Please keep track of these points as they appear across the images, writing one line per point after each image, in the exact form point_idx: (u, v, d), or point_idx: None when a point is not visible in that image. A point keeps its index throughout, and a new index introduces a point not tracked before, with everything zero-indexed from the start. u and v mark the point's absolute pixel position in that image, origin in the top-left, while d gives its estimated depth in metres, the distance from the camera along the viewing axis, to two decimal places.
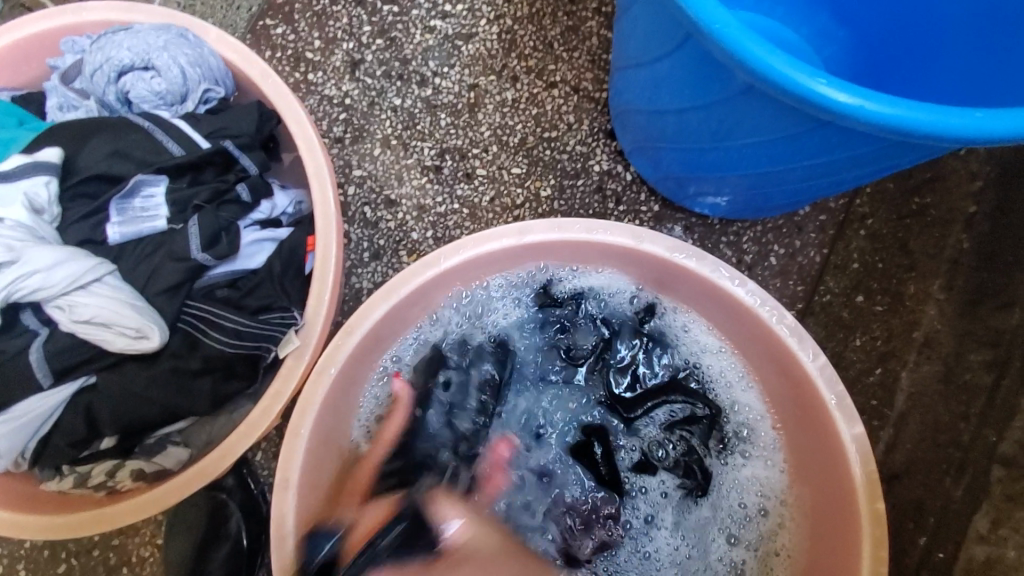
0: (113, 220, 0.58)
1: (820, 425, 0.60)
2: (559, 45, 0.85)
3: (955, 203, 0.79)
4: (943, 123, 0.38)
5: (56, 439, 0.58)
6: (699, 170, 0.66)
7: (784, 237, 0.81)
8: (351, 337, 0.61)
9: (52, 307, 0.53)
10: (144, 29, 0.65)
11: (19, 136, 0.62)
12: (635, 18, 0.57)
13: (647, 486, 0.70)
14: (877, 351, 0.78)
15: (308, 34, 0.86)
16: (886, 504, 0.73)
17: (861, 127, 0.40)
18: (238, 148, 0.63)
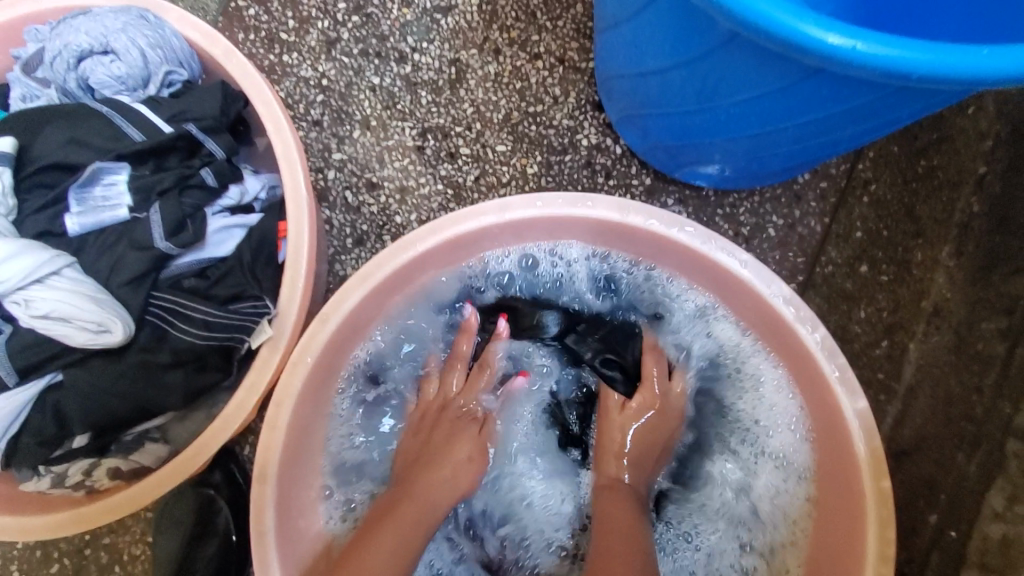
0: (72, 210, 0.56)
1: (821, 402, 0.57)
2: (543, 14, 0.81)
3: (965, 164, 0.75)
4: (944, 63, 0.34)
5: (27, 438, 0.56)
6: (688, 137, 0.62)
7: (782, 208, 0.77)
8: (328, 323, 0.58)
9: (9, 303, 0.51)
10: (102, 12, 0.62)
11: None
12: None
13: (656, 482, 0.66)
14: (883, 323, 0.74)
15: (281, 14, 0.83)
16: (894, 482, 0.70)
17: (853, 72, 0.36)
18: (203, 132, 0.60)
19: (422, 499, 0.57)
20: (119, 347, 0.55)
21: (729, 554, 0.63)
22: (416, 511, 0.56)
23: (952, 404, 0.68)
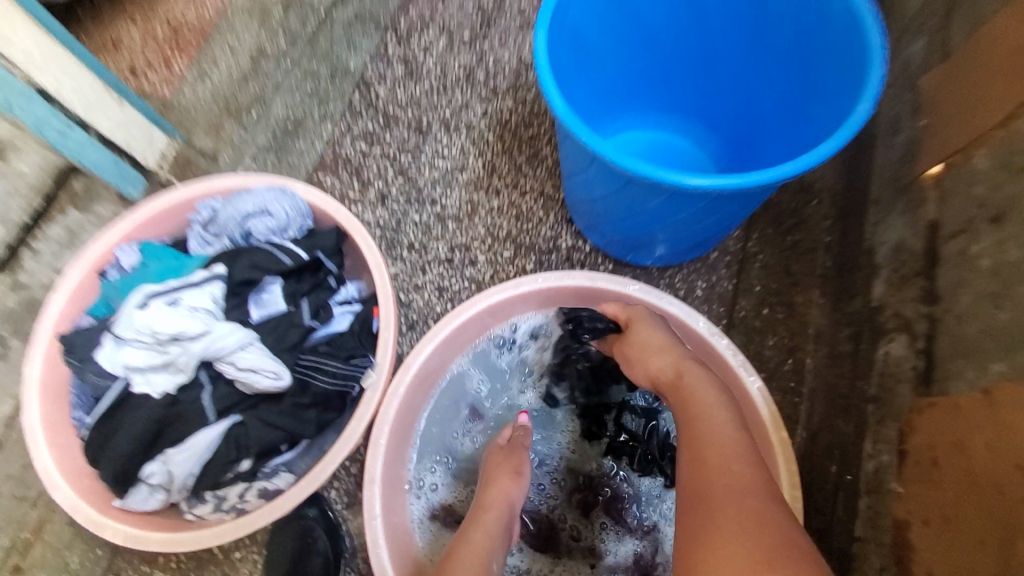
0: (254, 307, 0.87)
1: (737, 387, 0.89)
2: (525, 166, 1.24)
3: (815, 238, 1.14)
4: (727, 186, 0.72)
5: (211, 463, 0.82)
6: (628, 233, 1.00)
7: (702, 276, 1.14)
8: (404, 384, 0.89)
9: (223, 363, 0.81)
10: (259, 190, 0.99)
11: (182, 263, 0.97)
12: (565, 148, 0.93)
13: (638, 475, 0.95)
14: (786, 346, 1.08)
15: (349, 181, 1.27)
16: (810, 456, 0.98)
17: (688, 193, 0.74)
18: (326, 256, 0.96)
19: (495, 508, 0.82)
20: (281, 392, 0.84)
21: None
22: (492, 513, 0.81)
23: (842, 393, 0.95)
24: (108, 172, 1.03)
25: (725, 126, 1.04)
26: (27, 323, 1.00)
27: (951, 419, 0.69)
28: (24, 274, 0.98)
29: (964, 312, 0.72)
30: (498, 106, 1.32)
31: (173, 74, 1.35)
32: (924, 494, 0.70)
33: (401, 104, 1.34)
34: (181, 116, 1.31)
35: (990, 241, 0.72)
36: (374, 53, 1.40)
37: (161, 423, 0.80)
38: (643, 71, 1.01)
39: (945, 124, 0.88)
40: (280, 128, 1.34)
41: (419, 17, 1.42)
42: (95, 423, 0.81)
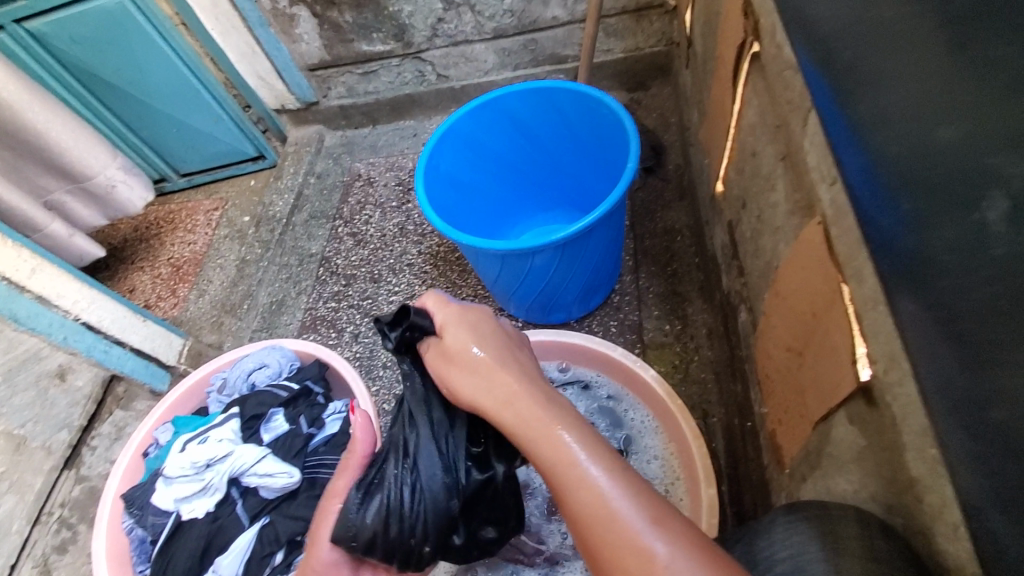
0: (265, 432, 1.14)
1: (639, 380, 1.14)
2: (460, 281, 1.62)
3: (686, 263, 1.45)
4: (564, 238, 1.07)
5: (251, 561, 1.03)
6: (532, 299, 1.31)
7: (611, 316, 1.43)
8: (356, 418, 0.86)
9: (247, 476, 1.05)
10: (256, 351, 1.29)
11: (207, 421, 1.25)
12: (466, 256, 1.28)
13: None
14: (691, 348, 1.32)
15: (328, 333, 1.62)
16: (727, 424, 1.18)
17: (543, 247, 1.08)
18: (315, 383, 1.24)
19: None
20: (296, 488, 1.07)
21: None
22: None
23: (733, 366, 1.19)
24: (142, 374, 1.34)
25: (580, 206, 1.41)
26: (90, 509, 1.21)
27: (766, 341, 0.93)
28: (85, 467, 1.22)
29: (751, 269, 1.01)
30: (429, 246, 1.72)
31: (179, 298, 1.80)
32: (774, 403, 0.93)
33: (355, 265, 1.74)
34: (190, 324, 1.73)
35: (746, 220, 1.03)
36: (329, 238, 1.82)
37: (208, 537, 1.03)
38: (510, 186, 1.39)
39: (715, 158, 1.25)
40: (267, 311, 1.69)
41: (357, 204, 1.88)
42: (155, 557, 1.03)
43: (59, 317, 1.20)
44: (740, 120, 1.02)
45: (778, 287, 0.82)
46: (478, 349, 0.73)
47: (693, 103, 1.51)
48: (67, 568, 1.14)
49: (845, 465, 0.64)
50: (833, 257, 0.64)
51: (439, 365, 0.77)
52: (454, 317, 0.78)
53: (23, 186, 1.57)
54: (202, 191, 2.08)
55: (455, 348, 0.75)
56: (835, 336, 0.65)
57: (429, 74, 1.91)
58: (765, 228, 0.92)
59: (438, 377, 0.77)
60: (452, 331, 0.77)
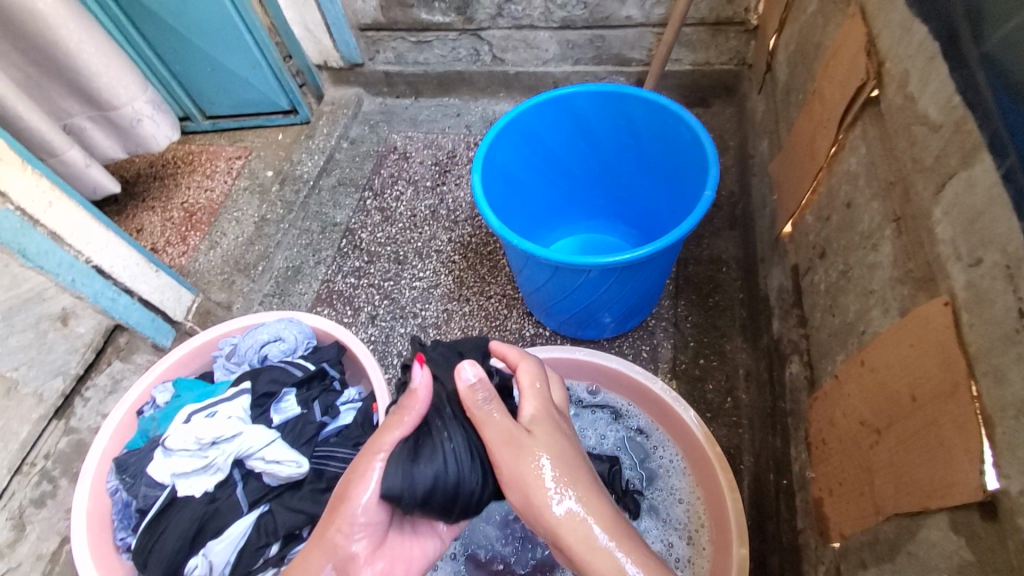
0: (274, 413, 1.07)
1: (675, 418, 1.07)
2: (489, 277, 1.55)
3: (730, 297, 1.39)
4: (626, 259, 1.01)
5: (245, 549, 0.96)
6: (570, 312, 1.23)
7: (645, 340, 1.37)
8: (418, 385, 0.80)
9: (253, 460, 0.99)
10: (272, 322, 1.21)
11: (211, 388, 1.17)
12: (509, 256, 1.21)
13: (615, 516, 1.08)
14: (724, 387, 1.27)
15: (344, 310, 1.54)
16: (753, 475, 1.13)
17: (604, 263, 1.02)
18: (331, 366, 1.17)
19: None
20: (302, 478, 1.00)
21: (664, 536, 1.04)
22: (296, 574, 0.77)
23: (771, 416, 1.13)
24: (145, 327, 1.27)
25: (632, 220, 1.33)
26: (75, 463, 1.13)
27: (827, 405, 0.87)
28: (75, 419, 1.14)
29: (819, 323, 0.95)
30: (460, 235, 1.64)
31: (189, 247, 1.67)
32: (826, 471, 0.86)
33: (381, 242, 1.66)
34: (198, 277, 1.60)
35: (821, 270, 0.97)
36: (356, 209, 1.74)
37: (202, 517, 0.96)
38: (562, 190, 1.30)
39: (785, 196, 1.19)
40: (282, 277, 1.61)
41: (389, 178, 1.79)
42: (143, 530, 0.97)
43: (69, 257, 1.12)
44: (834, 164, 0.96)
45: (866, 356, 0.76)
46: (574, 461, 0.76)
47: (762, 132, 1.44)
48: (44, 523, 1.06)
49: (934, 571, 0.60)
50: (956, 345, 0.59)
51: (518, 458, 0.74)
52: (544, 415, 0.80)
53: (44, 106, 1.47)
54: (226, 137, 1.97)
55: (548, 454, 0.75)
56: (944, 429, 0.59)
57: (485, 54, 1.82)
58: (850, 287, 0.86)
59: (510, 472, 0.75)
60: (546, 428, 0.78)
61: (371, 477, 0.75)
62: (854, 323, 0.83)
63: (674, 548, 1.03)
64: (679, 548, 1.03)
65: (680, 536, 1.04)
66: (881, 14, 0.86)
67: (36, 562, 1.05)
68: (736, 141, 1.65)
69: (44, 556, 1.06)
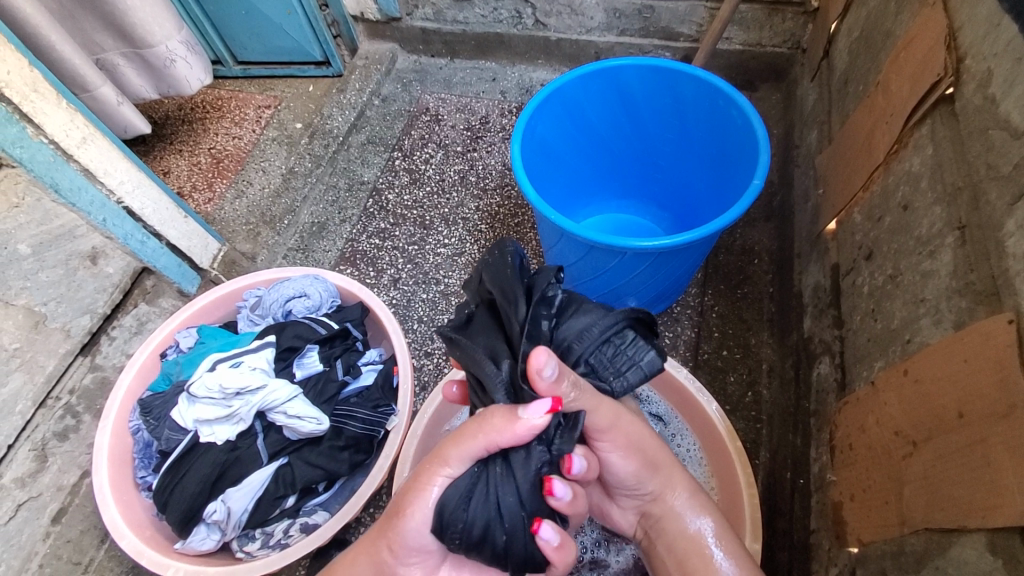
0: (297, 368, 1.08)
1: (697, 407, 1.06)
2: (515, 249, 1.53)
3: (760, 289, 1.36)
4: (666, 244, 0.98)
5: (263, 498, 0.99)
6: (598, 292, 1.21)
7: (668, 327, 1.34)
8: (523, 418, 0.67)
9: (276, 413, 0.99)
10: (298, 277, 1.20)
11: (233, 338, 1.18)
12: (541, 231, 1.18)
13: None
14: (746, 380, 1.25)
15: (366, 270, 1.54)
16: (766, 470, 1.13)
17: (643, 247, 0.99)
18: (354, 327, 1.17)
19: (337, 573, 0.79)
20: (321, 435, 1.02)
21: None
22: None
23: (791, 414, 1.12)
24: (172, 273, 1.27)
25: (667, 204, 1.29)
26: (97, 400, 1.15)
27: (860, 410, 0.85)
28: (100, 356, 1.16)
29: (858, 326, 0.93)
30: (488, 203, 1.62)
31: (215, 194, 1.66)
32: (850, 476, 0.85)
33: (407, 205, 1.63)
34: (223, 226, 1.57)
35: (865, 272, 0.94)
36: (384, 169, 1.71)
37: (223, 465, 0.98)
38: (599, 168, 1.27)
39: (832, 192, 1.14)
40: (307, 231, 1.61)
41: (420, 140, 1.76)
42: (164, 472, 0.99)
43: (101, 196, 1.11)
44: (893, 162, 0.92)
45: (911, 366, 0.74)
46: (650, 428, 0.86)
47: (811, 121, 1.38)
48: (65, 456, 1.09)
49: None
50: (1018, 369, 0.57)
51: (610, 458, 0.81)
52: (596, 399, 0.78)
53: (76, 37, 1.44)
54: (257, 85, 1.93)
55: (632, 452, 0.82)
56: (994, 450, 0.59)
57: (527, 18, 1.75)
58: (898, 293, 0.83)
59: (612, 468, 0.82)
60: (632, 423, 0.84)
61: (429, 495, 0.71)
62: (899, 331, 0.80)
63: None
64: None
65: None
66: (966, 5, 0.81)
67: (55, 493, 1.07)
68: (780, 128, 1.58)
69: (65, 487, 1.08)
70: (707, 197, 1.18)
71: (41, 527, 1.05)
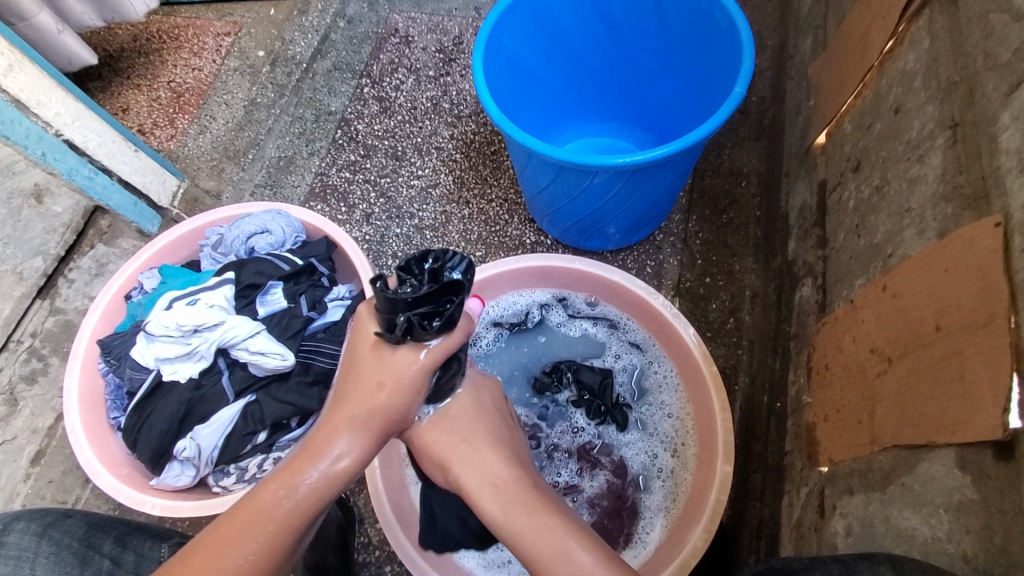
0: (258, 306, 1.04)
1: (673, 334, 1.03)
2: (491, 178, 1.46)
3: (748, 214, 1.29)
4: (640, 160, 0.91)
5: (234, 435, 0.97)
6: (576, 216, 1.14)
7: (650, 256, 1.28)
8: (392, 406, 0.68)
9: (238, 350, 0.98)
10: (258, 213, 1.14)
11: (195, 275, 1.13)
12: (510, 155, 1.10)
13: (602, 431, 1.07)
14: (728, 308, 1.21)
15: (337, 206, 1.47)
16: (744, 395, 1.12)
17: (618, 164, 0.92)
18: (319, 262, 1.12)
19: (310, 464, 0.64)
20: (287, 371, 1.00)
21: (650, 449, 1.04)
22: (294, 490, 0.63)
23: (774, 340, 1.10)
24: (129, 212, 1.21)
25: (650, 121, 1.21)
26: (64, 343, 1.13)
27: (838, 330, 0.82)
28: (61, 299, 1.13)
29: (841, 245, 0.88)
30: (463, 131, 1.53)
31: (177, 131, 1.55)
32: (825, 397, 0.82)
33: (378, 135, 1.55)
34: (187, 163, 1.50)
35: (852, 185, 0.88)
36: (352, 97, 1.61)
37: (188, 403, 0.98)
38: (574, 86, 1.18)
39: (823, 102, 1.06)
40: (274, 166, 1.53)
41: (389, 64, 1.64)
42: (130, 412, 0.98)
43: (37, 128, 1.04)
44: (886, 64, 0.83)
45: (891, 281, 0.70)
46: (481, 413, 0.76)
47: (806, 28, 1.27)
48: (37, 399, 1.08)
49: (929, 505, 0.58)
50: (1002, 272, 0.53)
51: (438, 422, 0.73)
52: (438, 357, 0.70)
53: None
54: (213, 10, 1.79)
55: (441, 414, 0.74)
56: (969, 361, 0.55)
57: None
58: (883, 205, 0.77)
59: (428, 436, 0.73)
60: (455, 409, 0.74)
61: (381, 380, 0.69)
62: (882, 245, 0.75)
63: (658, 460, 1.03)
64: (665, 462, 1.03)
65: (663, 450, 1.04)
66: None
67: (32, 436, 1.07)
68: (774, 37, 1.46)
69: (41, 430, 1.08)
70: (690, 112, 1.10)
71: (21, 469, 1.05)
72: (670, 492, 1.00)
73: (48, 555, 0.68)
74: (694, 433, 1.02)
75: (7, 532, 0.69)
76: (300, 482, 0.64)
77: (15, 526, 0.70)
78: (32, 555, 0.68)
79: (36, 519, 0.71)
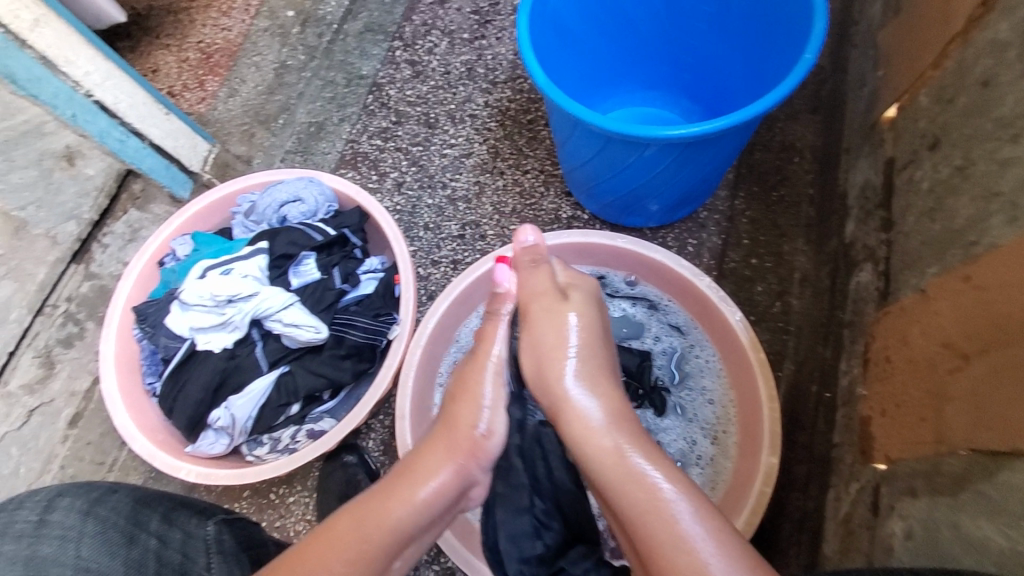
0: (292, 275, 1.02)
1: (719, 318, 0.99)
2: (527, 148, 1.40)
3: (800, 191, 1.20)
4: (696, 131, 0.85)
5: (268, 406, 0.97)
6: (620, 191, 1.08)
7: (692, 234, 1.21)
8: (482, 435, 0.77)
9: (273, 321, 0.97)
10: (291, 180, 1.11)
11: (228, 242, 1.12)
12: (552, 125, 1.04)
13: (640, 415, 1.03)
14: (774, 290, 1.12)
15: (368, 174, 1.44)
16: None
17: (671, 136, 0.86)
18: (352, 233, 1.09)
19: (408, 481, 0.70)
20: (320, 344, 0.99)
21: (689, 435, 1.01)
22: (395, 506, 0.68)
23: (824, 326, 1.04)
24: (160, 175, 1.19)
25: (701, 91, 1.14)
26: (99, 308, 1.13)
27: (904, 320, 0.76)
28: (95, 264, 1.13)
29: (910, 229, 0.82)
30: (498, 98, 1.47)
31: (207, 93, 1.51)
32: (883, 390, 0.78)
33: (410, 101, 1.50)
34: (217, 126, 1.47)
35: (927, 165, 0.81)
36: (384, 60, 1.55)
37: (223, 373, 0.97)
38: (620, 52, 1.11)
39: (895, 72, 0.98)
40: (305, 132, 1.49)
41: (422, 26, 1.57)
42: (166, 379, 0.98)
43: (67, 88, 1.01)
44: (976, 30, 0.76)
45: (976, 272, 0.64)
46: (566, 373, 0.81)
47: None
48: (74, 362, 1.09)
49: (1007, 513, 0.54)
50: None
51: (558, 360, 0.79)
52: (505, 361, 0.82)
53: None
54: None
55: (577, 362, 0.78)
56: None
57: None
58: (966, 187, 0.71)
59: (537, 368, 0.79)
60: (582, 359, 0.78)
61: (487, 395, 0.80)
62: (963, 231, 0.70)
63: (697, 446, 1.00)
64: (705, 449, 1.00)
65: (703, 437, 1.00)
66: None
67: (69, 399, 1.09)
68: None
69: (77, 394, 1.09)
70: (747, 82, 1.03)
71: (59, 430, 1.07)
72: (708, 480, 0.98)
73: (94, 535, 0.65)
74: (736, 421, 0.99)
75: (51, 509, 0.66)
76: (406, 505, 0.68)
77: (59, 503, 0.66)
78: (77, 535, 0.65)
79: (81, 496, 0.68)
